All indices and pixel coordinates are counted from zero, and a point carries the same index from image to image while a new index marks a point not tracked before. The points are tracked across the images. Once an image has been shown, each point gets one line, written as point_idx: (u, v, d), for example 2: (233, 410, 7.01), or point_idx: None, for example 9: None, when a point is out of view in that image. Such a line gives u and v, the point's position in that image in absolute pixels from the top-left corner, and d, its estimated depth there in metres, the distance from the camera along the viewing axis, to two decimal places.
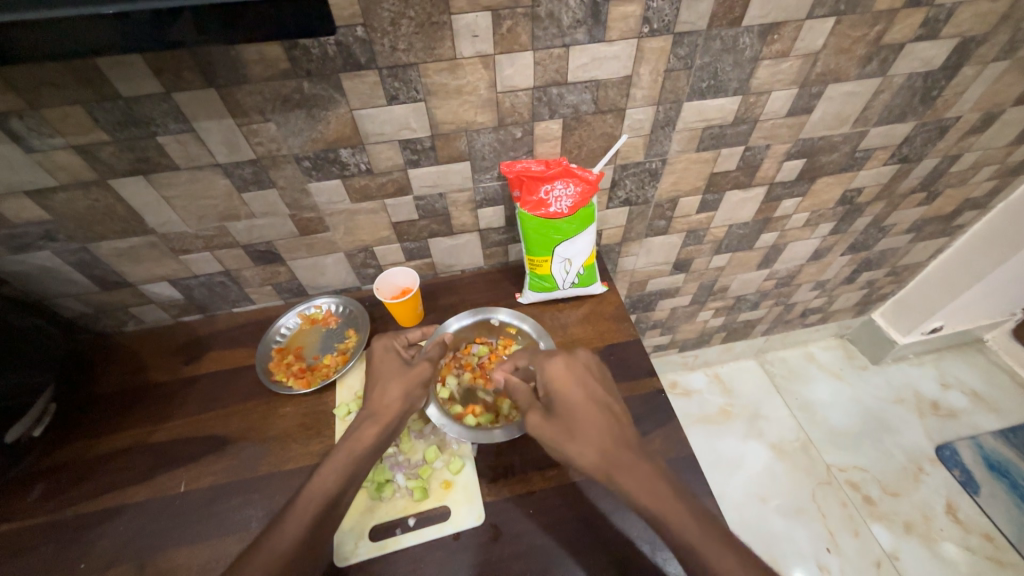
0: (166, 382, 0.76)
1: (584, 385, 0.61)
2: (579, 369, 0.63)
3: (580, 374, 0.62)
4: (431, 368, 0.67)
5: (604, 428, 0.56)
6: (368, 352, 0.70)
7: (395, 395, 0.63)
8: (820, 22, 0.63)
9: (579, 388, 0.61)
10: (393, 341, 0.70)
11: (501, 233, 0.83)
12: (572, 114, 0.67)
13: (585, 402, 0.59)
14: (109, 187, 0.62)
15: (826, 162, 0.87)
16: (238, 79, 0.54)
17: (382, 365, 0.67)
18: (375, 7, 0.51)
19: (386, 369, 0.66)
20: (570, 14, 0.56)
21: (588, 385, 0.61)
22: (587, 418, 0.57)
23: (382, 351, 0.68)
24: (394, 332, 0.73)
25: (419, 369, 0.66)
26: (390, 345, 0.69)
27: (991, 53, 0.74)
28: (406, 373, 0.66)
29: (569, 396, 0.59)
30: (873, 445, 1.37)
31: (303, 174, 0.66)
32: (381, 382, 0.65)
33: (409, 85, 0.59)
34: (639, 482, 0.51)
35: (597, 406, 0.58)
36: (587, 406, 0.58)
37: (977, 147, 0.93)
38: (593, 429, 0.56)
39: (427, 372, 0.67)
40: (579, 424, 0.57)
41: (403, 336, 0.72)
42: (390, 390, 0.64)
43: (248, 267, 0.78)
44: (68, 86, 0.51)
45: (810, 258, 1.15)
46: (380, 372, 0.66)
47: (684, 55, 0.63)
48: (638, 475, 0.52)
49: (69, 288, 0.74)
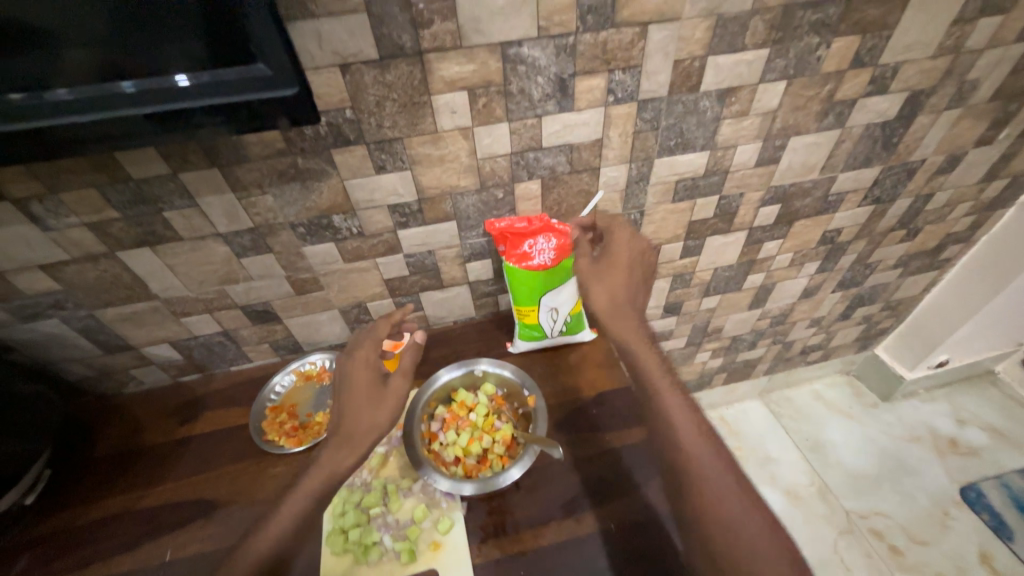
0: (161, 444, 0.77)
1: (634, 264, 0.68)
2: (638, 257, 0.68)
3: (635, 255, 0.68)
4: (408, 384, 0.65)
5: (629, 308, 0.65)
6: (343, 364, 0.66)
7: (376, 417, 0.62)
8: (773, 85, 0.69)
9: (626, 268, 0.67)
10: (370, 352, 0.66)
11: (490, 284, 0.86)
12: (549, 175, 0.72)
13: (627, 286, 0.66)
14: (117, 258, 0.66)
15: (801, 206, 0.91)
16: (238, 159, 0.59)
17: (359, 381, 0.64)
18: (362, 93, 0.57)
19: (363, 388, 0.63)
20: (540, 90, 0.62)
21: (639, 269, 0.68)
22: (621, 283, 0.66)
23: (361, 369, 0.65)
24: (368, 331, 0.69)
25: (394, 389, 0.64)
26: (367, 361, 0.66)
27: (942, 103, 0.79)
28: (383, 394, 0.64)
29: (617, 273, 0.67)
30: (892, 489, 1.31)
31: (298, 240, 0.70)
32: (358, 402, 0.63)
33: (395, 156, 0.64)
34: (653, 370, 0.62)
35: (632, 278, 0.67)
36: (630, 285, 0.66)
37: (948, 186, 0.96)
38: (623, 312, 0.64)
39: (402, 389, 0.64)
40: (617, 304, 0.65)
41: (378, 340, 0.68)
42: (370, 412, 0.62)
43: (246, 326, 0.80)
44: (86, 172, 0.57)
45: (801, 297, 1.16)
46: (355, 389, 0.64)
47: (650, 118, 0.69)
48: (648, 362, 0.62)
49: (74, 353, 0.76)
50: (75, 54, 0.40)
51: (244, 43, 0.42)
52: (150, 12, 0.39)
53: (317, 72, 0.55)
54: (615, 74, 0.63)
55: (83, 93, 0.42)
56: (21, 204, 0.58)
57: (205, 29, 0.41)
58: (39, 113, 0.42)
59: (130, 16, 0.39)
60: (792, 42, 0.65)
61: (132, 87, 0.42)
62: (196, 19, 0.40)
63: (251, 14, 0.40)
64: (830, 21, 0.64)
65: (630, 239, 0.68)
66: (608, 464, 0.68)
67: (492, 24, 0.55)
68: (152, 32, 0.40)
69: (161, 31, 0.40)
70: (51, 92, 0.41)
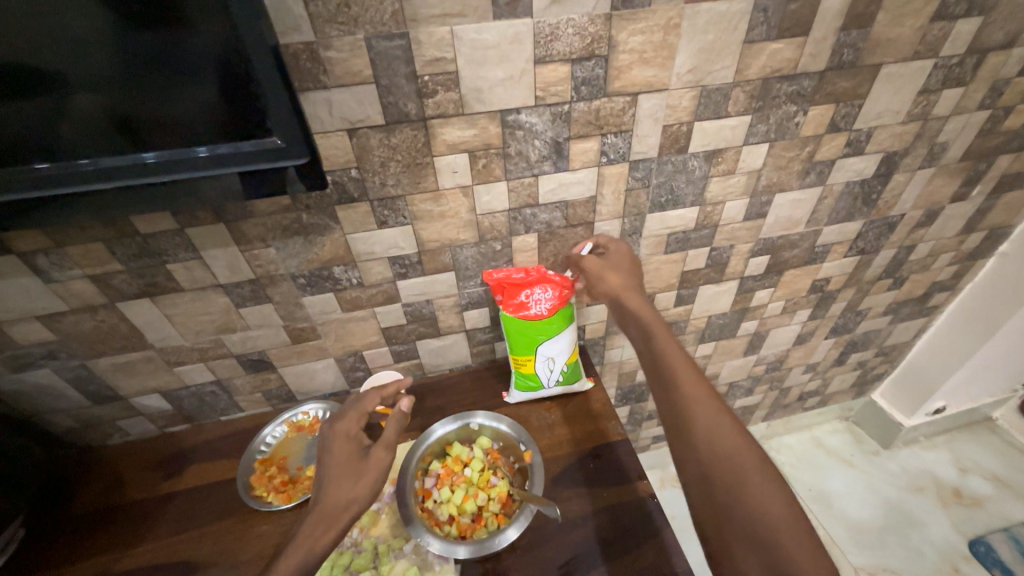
0: (143, 500, 0.74)
1: (628, 265, 0.71)
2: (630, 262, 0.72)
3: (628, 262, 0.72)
4: (392, 456, 0.61)
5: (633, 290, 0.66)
6: (321, 441, 0.63)
7: (352, 491, 0.57)
8: (756, 147, 0.73)
9: (625, 265, 0.71)
10: (352, 424, 0.64)
11: (487, 332, 0.86)
12: (545, 229, 0.74)
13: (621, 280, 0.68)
14: (116, 309, 0.66)
15: (790, 257, 0.94)
16: (244, 215, 0.61)
17: (337, 452, 0.61)
18: (368, 154, 0.60)
19: (340, 460, 0.60)
20: (537, 152, 0.65)
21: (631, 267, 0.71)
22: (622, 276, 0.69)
23: (342, 442, 0.62)
24: (354, 402, 0.67)
25: (375, 461, 0.60)
26: (348, 433, 0.63)
27: (915, 163, 0.83)
28: (362, 466, 0.59)
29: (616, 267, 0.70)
30: (899, 543, 1.27)
31: (298, 290, 0.71)
32: (334, 475, 0.58)
33: (397, 212, 0.66)
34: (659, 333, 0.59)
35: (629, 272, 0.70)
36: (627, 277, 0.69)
37: (929, 238, 1.00)
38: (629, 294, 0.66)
39: (386, 462, 0.60)
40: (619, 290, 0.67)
41: (363, 411, 0.66)
42: (347, 487, 0.58)
43: (240, 375, 0.80)
44: (95, 228, 0.58)
45: (795, 343, 1.17)
46: (333, 462, 0.60)
47: (641, 177, 0.72)
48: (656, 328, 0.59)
49: (61, 403, 0.75)
50: (83, 100, 0.42)
51: (253, 105, 0.46)
52: (162, 66, 0.42)
53: (326, 136, 0.57)
54: (607, 137, 0.66)
55: (92, 136, 0.44)
56: (26, 258, 0.59)
57: (214, 81, 0.43)
58: (43, 154, 0.44)
59: (141, 68, 0.41)
60: (771, 110, 0.69)
61: (153, 158, 0.47)
62: (206, 74, 0.43)
63: (262, 80, 0.44)
64: (805, 92, 0.69)
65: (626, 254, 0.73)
66: (606, 521, 0.66)
67: (492, 94, 0.59)
68: (161, 83, 0.42)
69: (169, 83, 0.43)
70: (75, 163, 0.45)
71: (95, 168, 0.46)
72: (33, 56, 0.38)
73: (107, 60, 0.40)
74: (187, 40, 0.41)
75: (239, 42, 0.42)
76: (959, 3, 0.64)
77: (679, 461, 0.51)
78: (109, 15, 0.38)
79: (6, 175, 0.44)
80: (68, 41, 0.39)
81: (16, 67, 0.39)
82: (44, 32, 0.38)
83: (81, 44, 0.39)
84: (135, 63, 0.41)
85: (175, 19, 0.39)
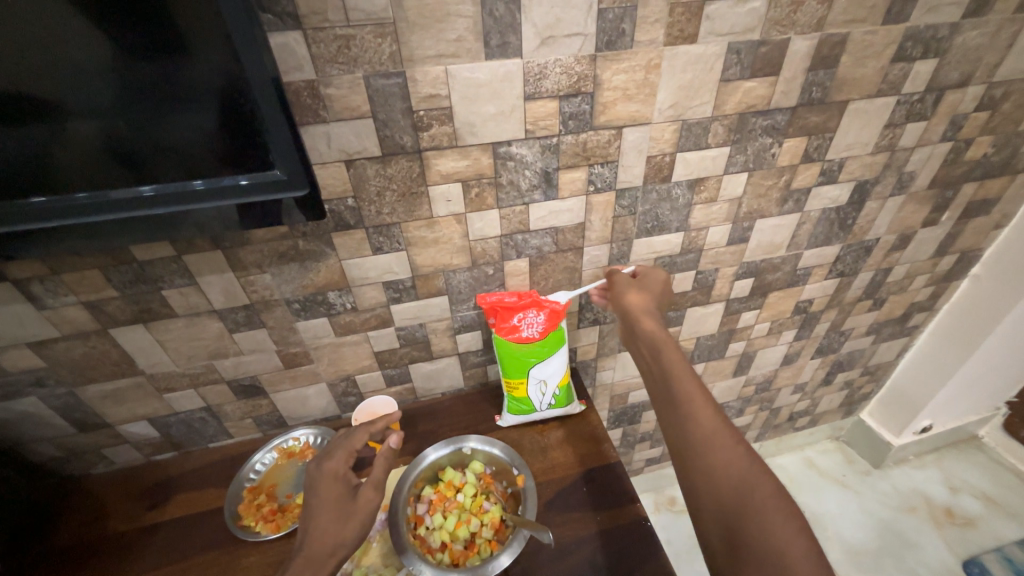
0: (126, 531, 0.72)
1: (655, 287, 0.70)
2: (657, 282, 0.71)
3: (655, 283, 0.71)
4: (380, 497, 0.61)
5: (650, 312, 0.65)
6: (307, 483, 0.62)
7: (339, 536, 0.57)
8: (736, 176, 0.77)
9: (652, 287, 0.70)
10: (340, 463, 0.63)
11: (480, 355, 0.87)
12: (536, 254, 0.76)
13: (641, 300, 0.67)
14: (108, 335, 0.66)
15: (773, 279, 0.97)
16: (242, 242, 0.63)
17: (324, 495, 0.60)
18: (364, 183, 0.62)
19: (328, 503, 0.59)
20: (528, 181, 0.68)
21: (658, 288, 0.70)
22: (644, 297, 0.68)
23: (330, 484, 0.61)
24: (342, 439, 0.66)
25: (365, 502, 0.59)
26: (336, 473, 0.62)
27: (886, 191, 0.88)
28: (350, 509, 0.59)
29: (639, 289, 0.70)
30: (895, 565, 1.26)
31: (292, 315, 0.72)
32: (321, 520, 0.57)
33: (392, 239, 0.68)
34: (671, 358, 0.57)
35: (652, 293, 0.69)
36: (648, 298, 0.68)
37: (904, 261, 1.04)
38: (646, 316, 0.65)
39: (374, 501, 0.60)
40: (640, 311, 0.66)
41: (351, 450, 0.64)
42: (333, 532, 0.57)
43: (230, 401, 0.79)
44: (92, 255, 0.59)
45: (782, 363, 1.19)
46: (321, 504, 0.59)
47: (627, 205, 0.75)
48: (669, 353, 0.58)
49: (46, 432, 0.74)
50: (85, 129, 0.44)
51: (253, 136, 0.48)
52: (164, 98, 0.44)
53: (324, 167, 0.60)
54: (594, 167, 0.69)
55: (91, 168, 0.46)
56: (21, 285, 0.59)
57: (215, 113, 0.46)
58: (43, 186, 0.46)
59: (145, 99, 0.43)
60: (748, 142, 0.73)
61: (151, 190, 0.49)
62: (207, 107, 0.45)
63: (264, 113, 0.46)
64: (780, 126, 0.73)
65: (653, 274, 0.72)
66: (600, 547, 0.65)
67: (484, 128, 0.62)
68: (163, 113, 0.44)
69: (171, 116, 0.45)
70: (74, 195, 0.47)
71: (93, 200, 0.48)
72: (38, 87, 0.40)
73: (110, 95, 0.42)
74: (190, 72, 0.43)
75: (241, 75, 0.44)
76: (915, 46, 0.70)
77: (691, 494, 0.50)
78: (115, 50, 0.40)
79: (6, 203, 0.45)
80: (73, 75, 0.40)
81: (21, 98, 0.40)
82: (50, 64, 0.40)
83: (86, 80, 0.41)
84: (138, 94, 0.43)
85: (179, 53, 0.42)
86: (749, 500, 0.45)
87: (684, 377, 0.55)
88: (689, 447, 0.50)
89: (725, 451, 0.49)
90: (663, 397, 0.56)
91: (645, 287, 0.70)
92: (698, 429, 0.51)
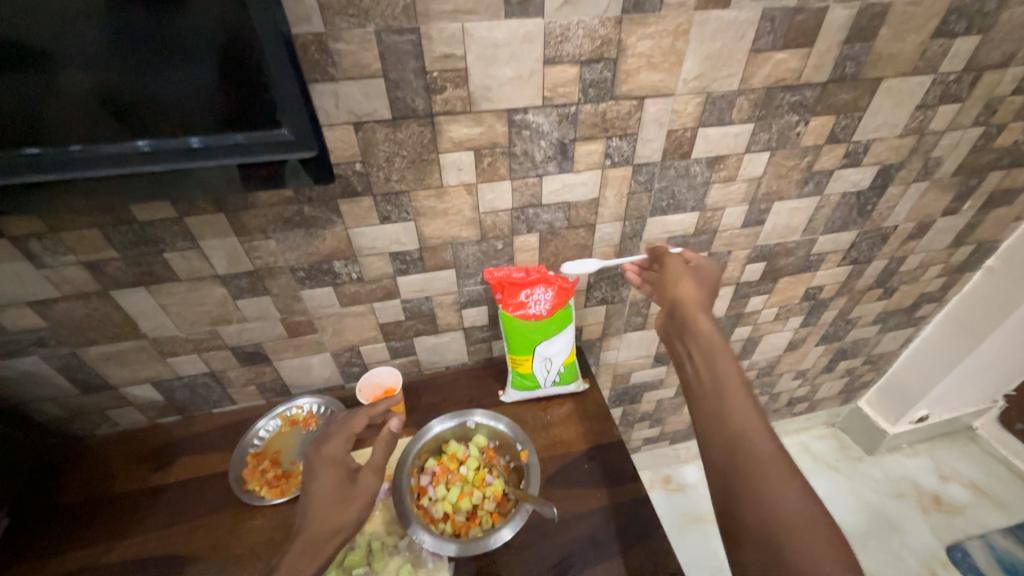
0: (131, 492, 0.73)
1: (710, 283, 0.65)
2: (712, 276, 0.66)
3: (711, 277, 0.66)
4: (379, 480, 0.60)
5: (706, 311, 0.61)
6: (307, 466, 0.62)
7: (338, 519, 0.57)
8: (757, 155, 0.74)
9: (709, 280, 0.65)
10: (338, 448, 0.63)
11: (485, 330, 0.86)
12: (547, 229, 0.74)
13: (698, 295, 0.63)
14: (110, 297, 0.65)
15: (785, 265, 0.95)
16: (245, 206, 0.61)
17: (324, 480, 0.60)
18: (373, 148, 0.60)
19: (327, 487, 0.59)
20: (542, 152, 0.65)
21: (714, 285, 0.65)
22: (700, 292, 0.64)
23: (330, 469, 0.61)
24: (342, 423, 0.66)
25: (364, 487, 0.59)
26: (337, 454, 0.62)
27: (909, 176, 0.85)
28: (350, 491, 0.59)
29: (697, 281, 0.65)
30: (880, 547, 1.30)
31: (297, 283, 0.70)
32: (320, 503, 0.57)
33: (400, 208, 0.66)
34: (728, 372, 0.54)
35: (709, 290, 0.64)
36: (705, 296, 0.63)
37: (919, 250, 1.02)
38: (703, 318, 0.61)
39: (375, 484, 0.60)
40: (696, 308, 0.62)
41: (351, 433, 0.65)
42: (332, 513, 0.57)
43: (234, 367, 0.79)
44: (92, 214, 0.57)
45: (786, 349, 1.19)
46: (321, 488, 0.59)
47: (643, 181, 0.72)
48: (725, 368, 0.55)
49: (49, 392, 0.73)
50: (75, 76, 0.41)
51: (260, 93, 0.45)
52: (161, 44, 0.41)
53: (332, 129, 0.57)
54: (612, 140, 0.67)
55: (84, 120, 0.43)
56: (18, 242, 0.57)
57: (216, 64, 0.43)
58: (34, 137, 0.43)
59: (140, 45, 0.40)
60: (774, 119, 0.70)
61: (148, 146, 0.46)
62: (207, 57, 0.42)
63: (268, 64, 0.43)
64: (808, 103, 0.70)
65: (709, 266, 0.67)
66: (600, 522, 0.66)
67: (500, 92, 0.59)
68: (161, 62, 0.42)
69: (169, 66, 0.42)
70: (67, 148, 0.45)
71: (88, 153, 0.45)
72: (24, 26, 0.37)
73: (103, 38, 0.39)
74: (187, 16, 0.40)
75: (244, 21, 0.41)
76: (959, 21, 0.66)
77: (732, 517, 0.47)
78: None
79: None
80: (62, 13, 0.37)
81: (8, 38, 0.37)
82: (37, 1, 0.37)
83: (76, 21, 0.38)
84: (136, 39, 0.40)
85: None
86: (798, 530, 0.43)
87: (741, 398, 0.52)
88: (737, 467, 0.48)
89: (781, 485, 0.46)
90: (716, 410, 0.53)
91: (703, 281, 0.65)
92: (754, 455, 0.48)
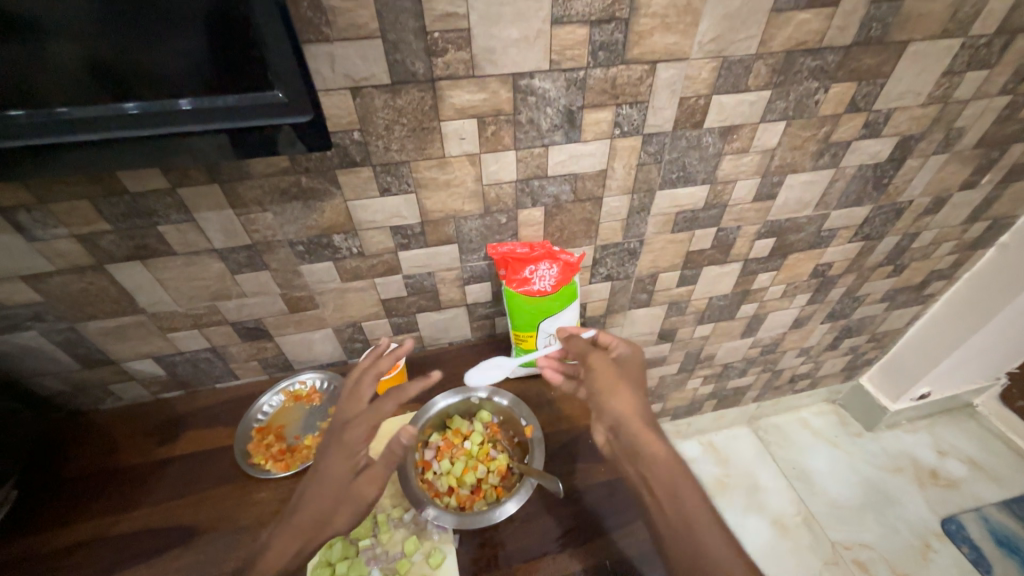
0: (138, 464, 0.73)
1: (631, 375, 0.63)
2: (632, 367, 0.64)
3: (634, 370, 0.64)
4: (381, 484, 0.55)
5: (642, 414, 0.58)
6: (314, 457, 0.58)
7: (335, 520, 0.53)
8: (773, 125, 0.71)
9: (630, 372, 0.63)
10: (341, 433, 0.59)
11: (488, 307, 0.85)
12: (552, 203, 0.72)
13: (628, 400, 0.59)
14: (105, 271, 0.63)
15: (795, 241, 0.93)
16: (240, 177, 0.58)
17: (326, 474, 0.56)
18: (371, 116, 0.57)
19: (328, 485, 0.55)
20: (548, 121, 0.63)
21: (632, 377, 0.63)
22: (630, 392, 0.60)
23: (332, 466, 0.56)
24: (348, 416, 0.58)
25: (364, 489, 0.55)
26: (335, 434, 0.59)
27: (929, 148, 0.82)
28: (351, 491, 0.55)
29: (622, 378, 0.62)
30: (875, 519, 1.33)
31: (296, 257, 0.69)
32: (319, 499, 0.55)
33: (401, 179, 0.64)
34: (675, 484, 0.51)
35: (632, 385, 0.61)
36: (634, 394, 0.60)
37: (933, 226, 1.00)
38: (641, 425, 0.57)
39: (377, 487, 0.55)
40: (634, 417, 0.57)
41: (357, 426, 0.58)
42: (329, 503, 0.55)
43: (235, 343, 0.78)
44: (81, 184, 0.55)
45: (790, 327, 1.18)
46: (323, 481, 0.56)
47: (653, 151, 0.70)
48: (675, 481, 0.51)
49: (51, 367, 0.73)
50: (51, 29, 0.38)
51: (250, 51, 0.42)
52: None
53: (328, 94, 0.54)
54: (622, 108, 0.63)
55: (66, 80, 0.41)
56: (7, 214, 0.56)
57: (201, 17, 0.39)
58: (14, 98, 0.41)
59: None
60: (792, 86, 0.67)
61: (136, 108, 0.43)
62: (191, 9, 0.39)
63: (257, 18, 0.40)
64: (829, 68, 0.66)
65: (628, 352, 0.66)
66: (603, 495, 0.67)
67: (505, 55, 0.55)
68: (144, 15, 0.38)
69: (152, 19, 0.39)
70: (51, 109, 0.42)
71: (75, 116, 0.43)
72: None
73: None
74: None
75: None
76: None
77: None
78: None
79: None
80: None
81: None
82: None
83: None
84: None
85: None
86: None
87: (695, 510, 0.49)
88: None
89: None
90: (684, 548, 0.48)
91: (625, 379, 0.62)
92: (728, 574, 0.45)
